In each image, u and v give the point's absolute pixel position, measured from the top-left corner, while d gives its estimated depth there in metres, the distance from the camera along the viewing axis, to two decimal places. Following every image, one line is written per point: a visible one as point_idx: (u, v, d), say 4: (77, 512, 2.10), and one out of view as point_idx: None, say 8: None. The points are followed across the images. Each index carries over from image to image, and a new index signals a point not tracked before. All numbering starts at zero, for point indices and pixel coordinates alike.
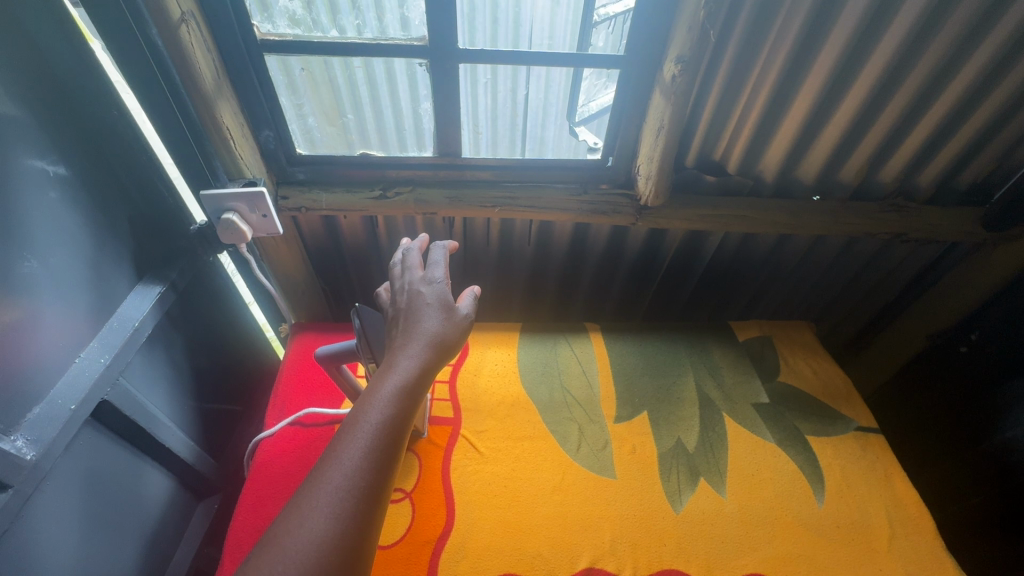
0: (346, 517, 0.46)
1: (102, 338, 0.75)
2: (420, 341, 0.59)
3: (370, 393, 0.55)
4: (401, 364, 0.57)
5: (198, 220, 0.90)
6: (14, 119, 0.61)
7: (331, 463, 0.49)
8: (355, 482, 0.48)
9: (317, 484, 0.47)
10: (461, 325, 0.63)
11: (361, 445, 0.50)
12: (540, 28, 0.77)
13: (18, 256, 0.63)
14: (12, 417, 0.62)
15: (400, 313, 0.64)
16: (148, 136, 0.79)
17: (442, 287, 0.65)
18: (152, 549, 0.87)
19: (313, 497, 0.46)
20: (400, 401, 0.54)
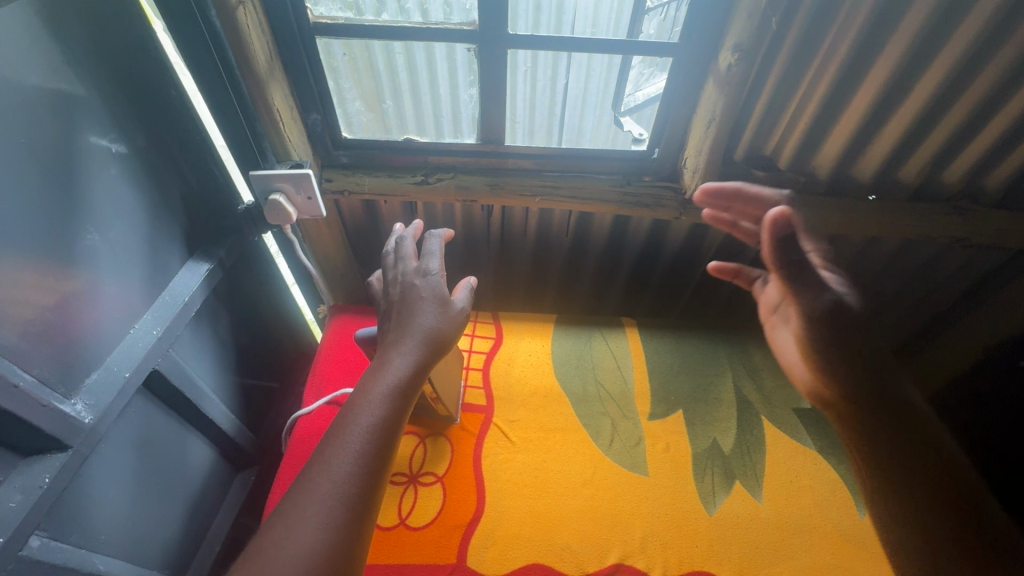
0: (340, 518, 0.48)
1: (155, 311, 0.78)
2: (414, 338, 0.60)
3: (361, 393, 0.56)
4: (393, 363, 0.59)
5: (246, 200, 0.91)
6: (80, 98, 0.64)
7: (324, 462, 0.51)
8: (349, 482, 0.50)
9: (310, 486, 0.49)
10: (456, 319, 0.64)
11: (354, 446, 0.52)
12: (586, 14, 0.75)
13: (82, 229, 0.66)
14: (72, 381, 0.66)
15: (395, 307, 0.65)
16: (204, 116, 0.81)
17: (436, 281, 0.66)
18: (193, 516, 0.91)
19: (305, 498, 0.48)
20: (393, 400, 0.56)
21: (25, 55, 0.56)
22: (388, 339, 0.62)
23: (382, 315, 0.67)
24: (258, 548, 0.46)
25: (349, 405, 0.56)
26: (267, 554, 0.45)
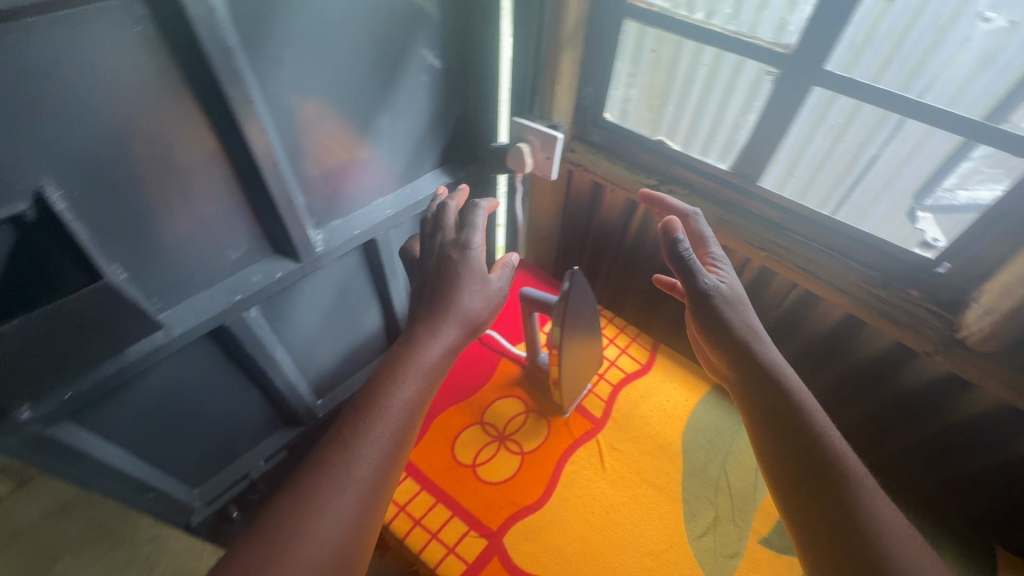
0: (363, 507, 0.51)
1: (396, 196, 0.94)
2: (454, 324, 0.63)
3: (388, 376, 0.58)
4: (426, 347, 0.61)
5: (500, 139, 1.01)
6: (428, 17, 0.78)
7: (356, 450, 0.53)
8: (379, 470, 0.53)
9: (336, 475, 0.51)
10: (493, 298, 0.67)
11: (386, 435, 0.55)
12: (943, 88, 0.62)
13: (381, 113, 0.82)
14: (324, 219, 0.85)
15: (435, 278, 0.66)
16: (504, 56, 0.87)
17: (475, 257, 0.67)
18: (343, 358, 1.12)
19: (332, 485, 0.51)
20: (426, 382, 0.60)
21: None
22: (421, 320, 0.64)
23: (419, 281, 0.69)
24: (276, 537, 0.47)
25: (376, 390, 0.57)
26: (288, 546, 0.47)
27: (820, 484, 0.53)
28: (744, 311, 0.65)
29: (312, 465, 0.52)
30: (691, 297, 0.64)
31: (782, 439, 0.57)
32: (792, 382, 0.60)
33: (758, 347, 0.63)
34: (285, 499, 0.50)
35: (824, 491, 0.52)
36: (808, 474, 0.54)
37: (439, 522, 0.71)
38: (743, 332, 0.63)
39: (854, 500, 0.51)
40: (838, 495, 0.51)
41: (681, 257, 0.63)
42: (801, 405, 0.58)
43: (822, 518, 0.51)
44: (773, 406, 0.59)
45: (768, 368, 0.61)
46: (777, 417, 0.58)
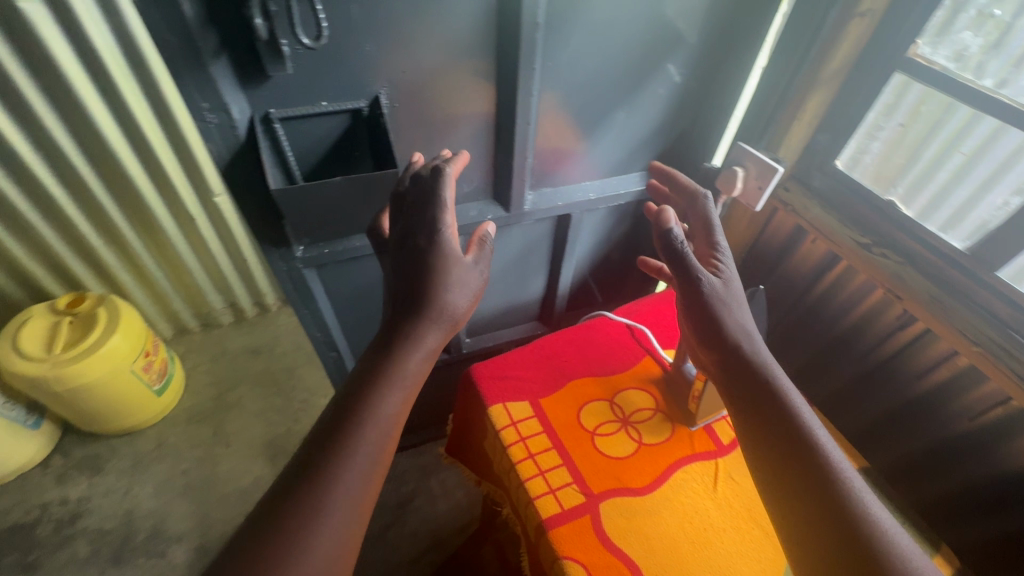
0: (350, 534, 0.48)
1: (604, 184, 1.04)
2: (439, 327, 0.60)
3: (371, 388, 0.55)
4: (410, 354, 0.58)
5: (712, 161, 1.05)
6: (686, 39, 0.85)
7: (339, 474, 0.49)
8: (366, 490, 0.50)
9: (320, 502, 0.47)
10: (473, 284, 0.64)
11: (369, 451, 0.51)
12: None
13: (616, 110, 0.92)
14: (542, 183, 1.00)
15: (413, 266, 0.62)
16: (749, 83, 0.92)
17: (451, 241, 0.64)
18: (502, 309, 1.27)
19: (314, 509, 0.47)
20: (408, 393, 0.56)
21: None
22: (399, 327, 0.60)
23: (394, 265, 0.65)
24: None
25: (358, 404, 0.54)
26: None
27: (815, 489, 0.53)
28: (737, 299, 0.67)
29: (284, 495, 0.48)
30: (685, 285, 0.68)
31: (774, 443, 0.57)
32: (783, 380, 0.61)
33: (743, 341, 0.64)
34: (256, 534, 0.45)
35: (823, 497, 0.52)
36: (803, 477, 0.54)
37: (548, 465, 0.78)
38: (733, 327, 0.65)
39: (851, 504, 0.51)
40: (837, 501, 0.52)
41: (671, 243, 0.68)
42: (793, 407, 0.59)
43: (818, 523, 0.51)
44: (763, 408, 0.59)
45: (757, 365, 0.62)
46: (770, 425, 0.58)
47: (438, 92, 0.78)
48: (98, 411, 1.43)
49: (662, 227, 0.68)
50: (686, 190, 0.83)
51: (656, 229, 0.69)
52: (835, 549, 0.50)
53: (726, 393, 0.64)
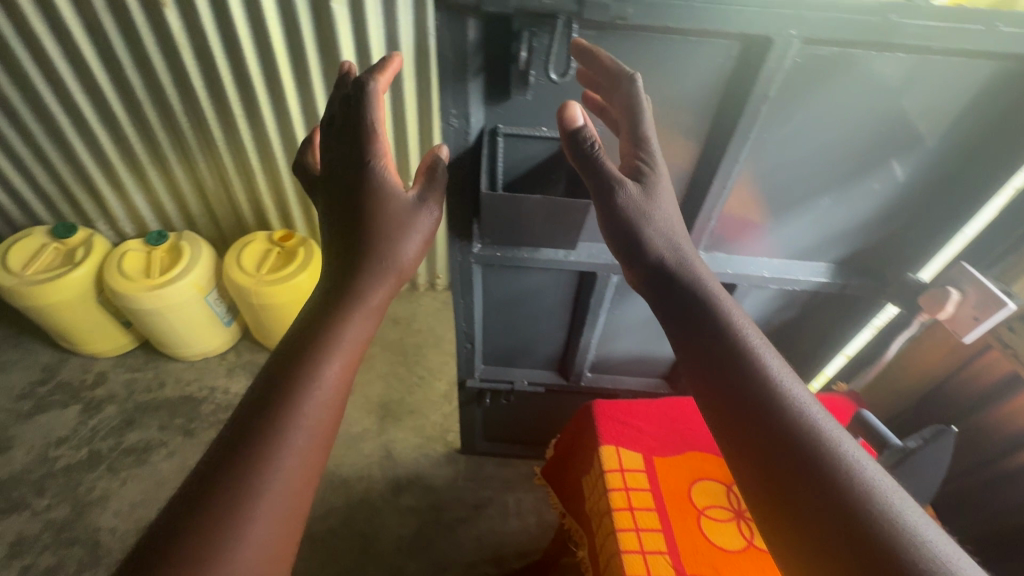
0: (291, 504, 0.53)
1: (784, 262, 0.99)
2: (384, 287, 0.67)
3: (312, 359, 0.59)
4: (349, 325, 0.63)
5: (920, 274, 0.94)
6: (926, 140, 0.78)
7: (285, 432, 0.54)
8: (310, 446, 0.55)
9: (260, 475, 0.52)
10: (422, 230, 0.72)
11: (313, 411, 0.56)
12: None
13: (821, 195, 0.88)
14: (716, 245, 0.98)
15: (354, 207, 0.69)
16: (995, 202, 0.82)
17: (387, 173, 0.69)
18: (635, 354, 1.28)
19: (260, 462, 0.52)
20: (352, 356, 0.62)
21: (939, 85, 0.72)
22: (341, 294, 0.65)
23: (333, 208, 0.71)
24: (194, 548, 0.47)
25: (297, 376, 0.58)
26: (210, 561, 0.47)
27: (768, 430, 0.52)
28: (661, 195, 0.66)
29: (225, 454, 0.52)
30: (601, 196, 0.65)
31: (722, 390, 0.56)
32: (725, 309, 0.60)
33: (668, 262, 0.64)
34: (196, 505, 0.50)
35: (777, 438, 0.52)
36: (757, 414, 0.53)
37: (647, 525, 0.76)
38: (655, 250, 0.65)
39: (809, 441, 0.51)
40: (791, 439, 0.51)
41: (586, 153, 0.65)
42: (741, 340, 0.58)
43: (777, 466, 0.51)
44: (706, 351, 0.58)
45: (697, 306, 0.61)
46: (717, 367, 0.57)
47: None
48: (273, 327, 1.73)
49: (577, 134, 0.66)
50: (607, 71, 0.66)
51: (565, 127, 0.67)
52: (790, 489, 0.49)
53: (667, 331, 0.63)
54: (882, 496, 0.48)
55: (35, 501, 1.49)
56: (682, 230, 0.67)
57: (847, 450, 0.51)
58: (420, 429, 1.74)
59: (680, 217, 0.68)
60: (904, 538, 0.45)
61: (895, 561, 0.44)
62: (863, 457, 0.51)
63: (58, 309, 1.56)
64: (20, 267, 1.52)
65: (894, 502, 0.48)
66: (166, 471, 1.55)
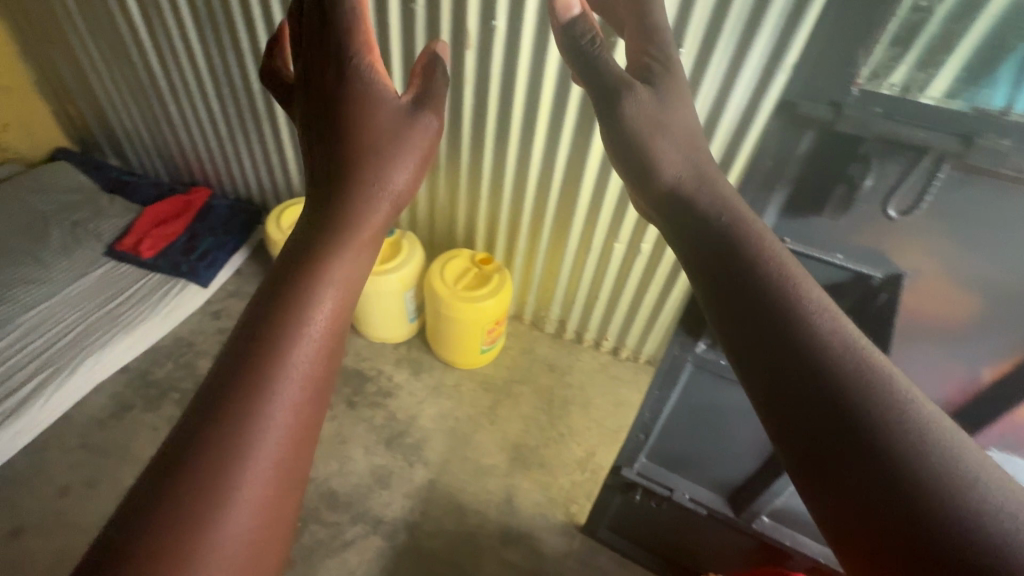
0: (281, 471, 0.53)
1: None
2: (372, 216, 0.69)
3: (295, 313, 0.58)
4: (335, 265, 0.63)
5: None
6: None
7: (271, 385, 0.54)
8: (298, 395, 0.55)
9: (245, 451, 0.51)
10: (414, 144, 0.77)
11: (301, 355, 0.56)
12: None
13: None
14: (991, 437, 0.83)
15: (344, 118, 0.75)
16: None
17: (379, 76, 0.78)
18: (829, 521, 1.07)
19: (248, 414, 0.52)
20: (340, 291, 0.62)
21: None
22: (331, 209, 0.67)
23: (314, 122, 0.77)
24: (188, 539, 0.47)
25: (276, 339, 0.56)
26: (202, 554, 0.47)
27: (795, 379, 0.46)
28: (670, 104, 0.75)
29: (210, 410, 0.52)
30: (605, 97, 0.77)
31: (752, 334, 0.50)
32: (754, 236, 0.56)
33: (682, 181, 0.67)
34: (183, 461, 0.50)
35: (807, 393, 0.45)
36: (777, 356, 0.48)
37: None
38: (666, 179, 0.68)
39: (841, 384, 0.45)
40: (821, 388, 0.45)
41: (588, 48, 0.79)
42: (766, 266, 0.53)
43: (816, 398, 0.45)
44: (726, 286, 0.53)
45: (700, 206, 0.62)
46: (737, 317, 0.52)
47: (938, 299, 0.75)
48: (445, 338, 1.85)
49: (576, 32, 0.79)
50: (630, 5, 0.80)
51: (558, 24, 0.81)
52: (840, 437, 0.43)
53: (690, 277, 0.59)
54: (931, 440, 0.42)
55: None
56: (696, 151, 0.71)
57: (876, 365, 0.46)
58: (545, 487, 1.68)
59: (699, 134, 0.74)
60: (960, 465, 0.40)
61: (953, 483, 0.39)
62: (890, 366, 0.46)
63: None
64: (285, 224, 1.84)
65: (942, 431, 0.42)
66: (325, 432, 1.75)
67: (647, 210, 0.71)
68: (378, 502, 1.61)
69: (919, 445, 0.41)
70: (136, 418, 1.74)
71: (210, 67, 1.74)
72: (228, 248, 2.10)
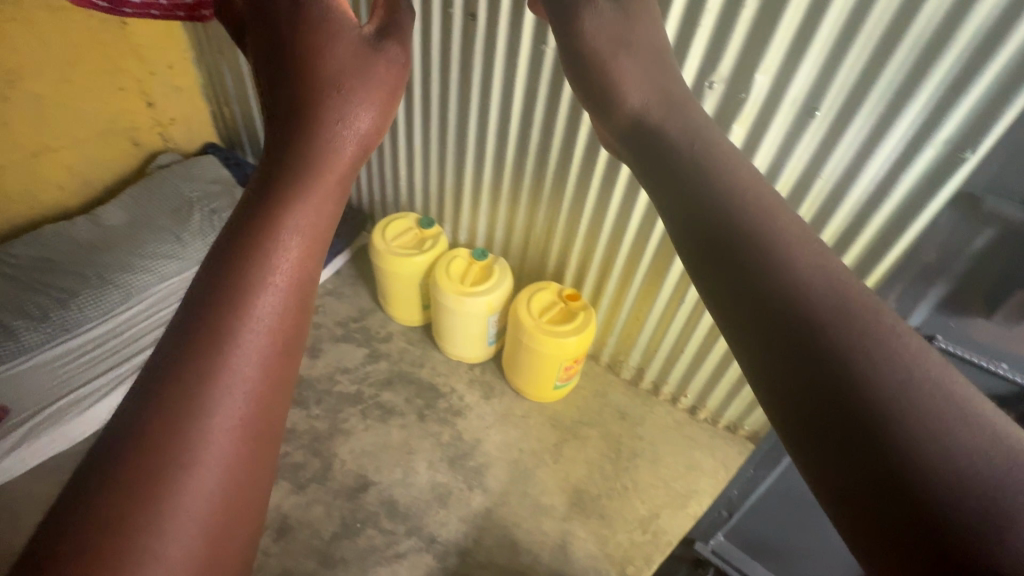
0: (238, 443, 0.49)
1: None
2: (329, 172, 0.63)
3: (252, 273, 0.55)
4: (294, 216, 0.59)
5: None
6: None
7: (215, 380, 0.50)
8: (249, 384, 0.51)
9: (197, 427, 0.48)
10: (376, 91, 0.69)
11: (251, 341, 0.52)
12: None
13: None
14: None
15: (295, 69, 0.67)
16: None
17: (341, 17, 0.71)
18: None
19: (190, 415, 0.48)
20: (297, 262, 0.58)
21: None
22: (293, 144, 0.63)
23: (264, 64, 0.69)
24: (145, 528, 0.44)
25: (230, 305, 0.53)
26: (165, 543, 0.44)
27: (785, 328, 0.46)
28: (635, 27, 0.76)
29: (144, 420, 0.47)
30: (562, 18, 0.79)
31: (734, 278, 0.51)
32: (738, 189, 0.56)
33: (651, 108, 0.69)
34: (121, 477, 0.45)
35: (794, 338, 0.45)
36: (761, 316, 0.47)
37: None
38: (632, 110, 0.71)
39: (821, 341, 0.44)
40: (799, 341, 0.45)
41: None
42: (741, 211, 0.54)
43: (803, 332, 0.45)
44: (705, 228, 0.54)
45: (670, 137, 0.65)
46: (728, 276, 0.51)
47: None
48: (522, 368, 1.86)
49: None
50: None
51: None
52: (835, 378, 0.42)
53: (677, 240, 0.57)
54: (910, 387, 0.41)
55: (311, 407, 1.86)
56: (663, 74, 0.73)
57: (858, 295, 0.47)
58: (603, 540, 1.64)
59: (663, 49, 0.76)
60: (953, 385, 0.42)
61: (945, 393, 0.41)
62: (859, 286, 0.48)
63: (394, 276, 1.97)
64: (390, 237, 1.96)
65: (926, 357, 0.43)
66: (394, 439, 1.80)
67: (616, 145, 0.74)
68: (435, 520, 1.63)
69: (901, 396, 0.41)
70: None
71: None
72: (333, 249, 2.27)
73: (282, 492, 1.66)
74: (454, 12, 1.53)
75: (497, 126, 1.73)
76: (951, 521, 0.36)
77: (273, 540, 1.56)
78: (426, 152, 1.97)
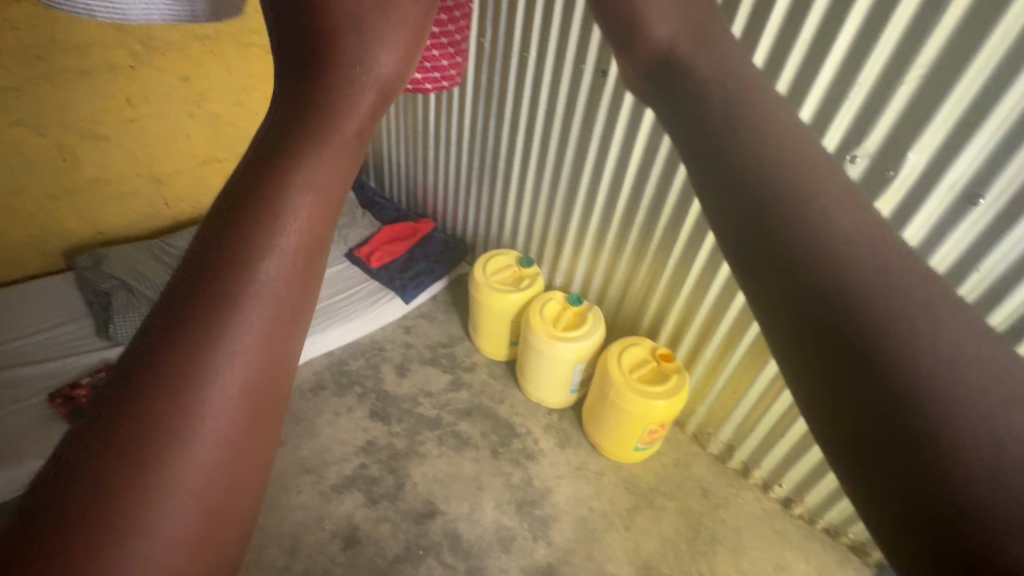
0: (223, 493, 0.31)
1: None
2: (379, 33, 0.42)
3: (266, 223, 0.35)
4: (333, 104, 0.39)
5: None
6: None
7: (212, 333, 0.32)
8: (257, 336, 0.33)
9: (186, 404, 0.30)
10: None
11: (265, 275, 0.34)
12: None
13: None
14: None
15: None
16: None
17: None
18: None
19: (173, 386, 0.31)
20: (334, 159, 0.38)
21: None
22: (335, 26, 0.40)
23: None
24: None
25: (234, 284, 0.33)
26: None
27: (783, 264, 0.32)
28: None
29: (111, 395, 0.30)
30: None
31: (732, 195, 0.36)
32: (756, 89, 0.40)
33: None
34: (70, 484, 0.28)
35: (795, 282, 0.32)
36: (791, 268, 0.32)
37: None
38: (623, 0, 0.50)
39: (845, 293, 0.30)
40: (815, 288, 0.31)
41: None
42: (777, 133, 0.37)
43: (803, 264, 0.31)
44: (705, 138, 0.39)
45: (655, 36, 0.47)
46: (732, 209, 0.36)
47: None
48: (603, 423, 1.80)
49: None
50: None
51: None
52: (840, 326, 0.29)
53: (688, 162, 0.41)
54: (959, 360, 0.28)
55: (392, 424, 1.93)
56: None
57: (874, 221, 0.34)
58: None
59: None
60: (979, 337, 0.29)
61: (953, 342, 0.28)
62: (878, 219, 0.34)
63: (488, 310, 2.02)
64: (490, 272, 2.01)
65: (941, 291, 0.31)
66: (466, 471, 1.81)
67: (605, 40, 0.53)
68: (495, 564, 1.60)
69: (930, 352, 0.28)
70: (325, 398, 1.98)
71: (474, 128, 2.09)
72: (434, 275, 2.39)
73: (355, 502, 1.71)
74: (586, 66, 1.60)
75: (610, 177, 1.75)
76: (970, 515, 0.24)
77: (341, 549, 1.61)
78: (534, 194, 2.04)
